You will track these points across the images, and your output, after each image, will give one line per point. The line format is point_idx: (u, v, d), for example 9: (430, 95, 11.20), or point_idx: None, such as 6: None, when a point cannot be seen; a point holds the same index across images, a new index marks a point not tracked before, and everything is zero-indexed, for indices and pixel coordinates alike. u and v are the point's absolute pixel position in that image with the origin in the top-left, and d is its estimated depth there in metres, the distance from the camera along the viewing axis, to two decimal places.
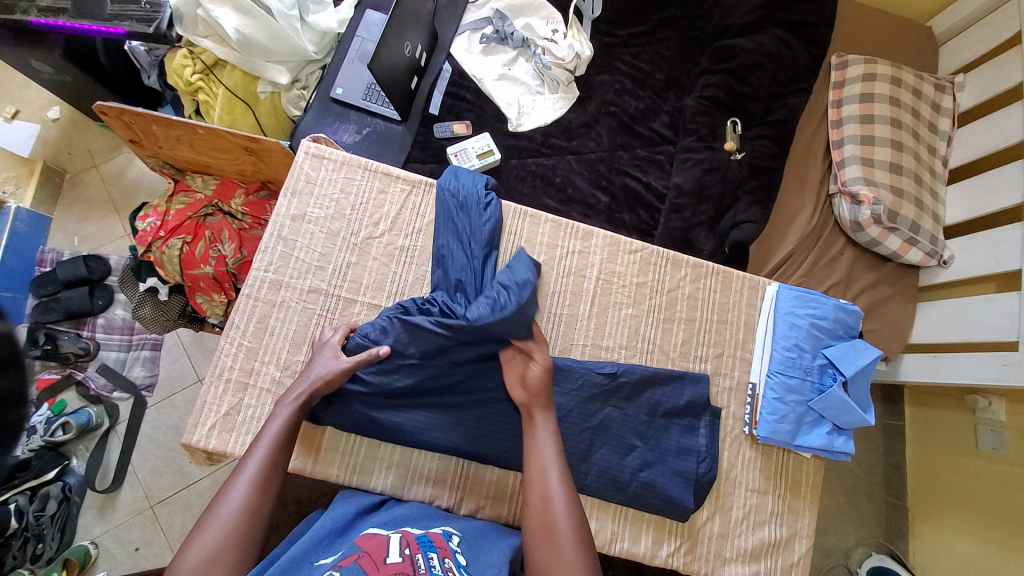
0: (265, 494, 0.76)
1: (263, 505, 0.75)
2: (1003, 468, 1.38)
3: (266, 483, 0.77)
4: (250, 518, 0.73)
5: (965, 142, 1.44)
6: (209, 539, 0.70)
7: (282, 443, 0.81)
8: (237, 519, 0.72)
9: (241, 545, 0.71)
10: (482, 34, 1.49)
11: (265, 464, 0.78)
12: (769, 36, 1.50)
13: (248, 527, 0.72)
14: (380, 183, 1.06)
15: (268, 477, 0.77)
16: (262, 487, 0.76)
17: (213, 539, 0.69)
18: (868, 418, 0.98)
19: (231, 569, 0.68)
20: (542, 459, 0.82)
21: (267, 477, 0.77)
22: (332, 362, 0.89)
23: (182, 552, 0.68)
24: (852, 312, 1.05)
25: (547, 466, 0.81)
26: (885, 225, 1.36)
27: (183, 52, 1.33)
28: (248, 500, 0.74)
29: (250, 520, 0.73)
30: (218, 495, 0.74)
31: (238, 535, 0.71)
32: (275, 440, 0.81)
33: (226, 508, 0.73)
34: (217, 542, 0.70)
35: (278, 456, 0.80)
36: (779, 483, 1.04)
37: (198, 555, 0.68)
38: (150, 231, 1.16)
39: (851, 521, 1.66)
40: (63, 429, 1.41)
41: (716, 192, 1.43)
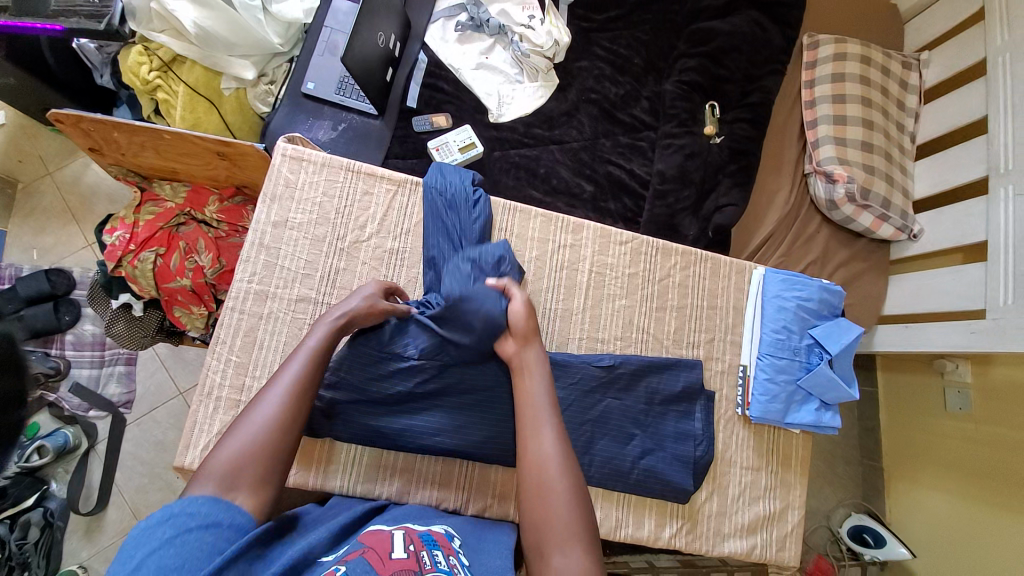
0: (300, 405, 0.74)
1: (297, 418, 0.73)
2: (969, 426, 1.46)
3: (300, 398, 0.75)
4: (284, 428, 0.72)
5: (931, 118, 1.48)
6: (242, 441, 0.68)
7: (320, 359, 0.80)
8: (272, 426, 0.71)
9: (270, 455, 0.69)
10: (456, 22, 1.45)
11: (302, 376, 0.76)
12: (744, 17, 1.51)
13: (277, 441, 0.70)
14: (364, 184, 1.03)
15: (303, 392, 0.75)
16: (298, 401, 0.74)
17: (245, 443, 0.68)
18: (853, 392, 1.03)
19: (255, 482, 0.66)
20: (536, 410, 0.78)
21: (304, 390, 0.75)
22: (368, 294, 0.89)
23: (214, 451, 0.67)
24: (835, 293, 1.10)
25: (541, 415, 0.78)
26: (859, 203, 1.40)
27: (138, 48, 1.24)
28: (283, 410, 0.73)
29: (285, 431, 0.71)
30: (254, 401, 0.73)
31: (271, 442, 0.70)
32: (312, 354, 0.79)
33: (261, 415, 0.71)
34: (251, 446, 0.68)
35: (315, 372, 0.78)
36: (771, 460, 1.08)
37: (231, 454, 0.67)
38: (119, 245, 1.09)
39: (832, 484, 1.75)
40: (39, 452, 1.35)
41: (698, 176, 1.44)
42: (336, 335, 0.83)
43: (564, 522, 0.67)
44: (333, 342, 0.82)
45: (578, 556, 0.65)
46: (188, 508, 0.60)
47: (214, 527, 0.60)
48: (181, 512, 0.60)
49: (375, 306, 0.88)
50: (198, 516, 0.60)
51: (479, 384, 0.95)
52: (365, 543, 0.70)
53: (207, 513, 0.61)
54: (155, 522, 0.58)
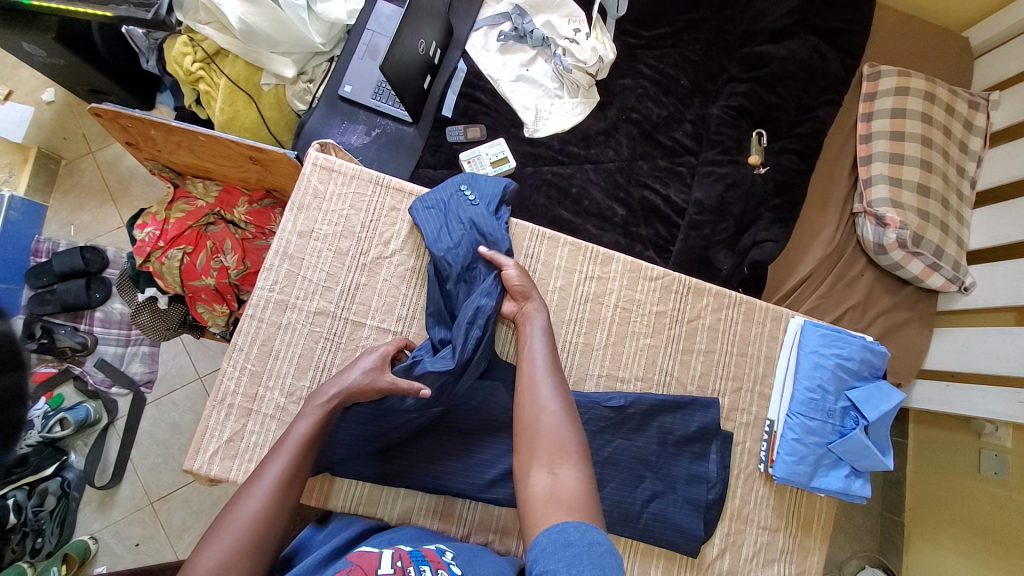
0: (283, 502, 0.74)
1: (280, 514, 0.74)
2: (1003, 493, 1.36)
3: (286, 490, 0.75)
4: (266, 528, 0.71)
5: (997, 164, 1.38)
6: (221, 544, 0.68)
7: (308, 449, 0.80)
8: (252, 526, 0.70)
9: (252, 552, 0.69)
10: (500, 31, 1.41)
11: (287, 471, 0.76)
12: (802, 43, 1.42)
13: (262, 535, 0.71)
14: (393, 199, 1.01)
15: (287, 486, 0.76)
16: (281, 498, 0.74)
17: (225, 546, 0.68)
18: (887, 462, 0.96)
19: None
20: (529, 344, 0.88)
21: (289, 485, 0.76)
22: (370, 372, 0.87)
23: (198, 551, 0.68)
24: (879, 353, 1.03)
25: (535, 349, 0.87)
26: (909, 249, 1.31)
27: (184, 38, 1.25)
28: (266, 508, 0.73)
29: (266, 530, 0.71)
30: (239, 496, 0.73)
31: (251, 543, 0.69)
32: (299, 445, 0.79)
33: (243, 513, 0.71)
34: (230, 548, 0.68)
35: (301, 463, 0.78)
36: (791, 521, 1.02)
37: (209, 561, 0.66)
38: (149, 241, 1.11)
39: (846, 534, 1.67)
40: (60, 424, 1.37)
41: (738, 209, 1.38)
42: (326, 421, 0.83)
43: (555, 440, 0.75)
44: (322, 428, 0.82)
45: (567, 470, 0.72)
46: None
47: None
48: None
49: (369, 389, 0.85)
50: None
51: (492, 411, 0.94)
52: (353, 559, 0.70)
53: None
54: None
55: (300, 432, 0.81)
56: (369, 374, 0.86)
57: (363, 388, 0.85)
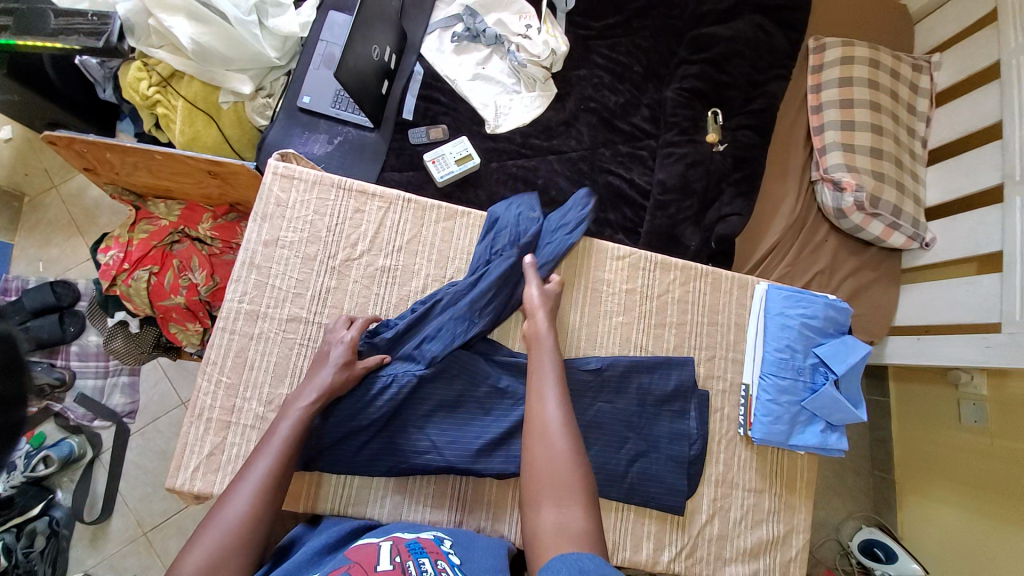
0: (273, 499, 0.75)
1: (268, 510, 0.74)
2: (983, 440, 1.40)
3: (273, 486, 0.76)
4: (255, 524, 0.72)
5: (944, 122, 1.43)
6: (210, 543, 0.69)
7: (295, 445, 0.81)
8: (241, 523, 0.71)
9: (242, 547, 0.70)
10: (453, 32, 1.44)
11: (274, 469, 0.77)
12: (746, 22, 1.48)
13: (252, 530, 0.72)
14: (356, 201, 1.02)
15: (275, 482, 0.76)
16: (268, 495, 0.75)
17: (214, 543, 0.68)
18: (861, 414, 0.99)
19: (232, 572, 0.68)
20: (540, 378, 0.87)
21: (277, 482, 0.76)
22: (347, 363, 0.89)
23: (184, 552, 0.67)
24: (842, 310, 1.06)
25: (545, 384, 0.86)
26: (868, 211, 1.35)
27: (137, 63, 1.24)
28: (255, 505, 0.73)
29: (254, 525, 0.72)
30: (225, 496, 0.74)
31: (240, 539, 0.70)
32: (286, 441, 0.80)
33: (230, 513, 0.72)
34: (219, 547, 0.69)
35: (289, 460, 0.79)
36: (775, 482, 1.04)
37: (198, 560, 0.67)
38: (113, 264, 1.10)
39: (840, 497, 1.70)
40: (44, 462, 1.34)
41: (700, 186, 1.41)
42: (308, 419, 0.84)
43: (563, 479, 0.75)
44: (304, 426, 0.83)
45: (575, 511, 0.73)
46: None
47: None
48: None
49: (346, 380, 0.88)
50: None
51: (473, 399, 0.96)
52: (352, 556, 0.69)
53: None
54: None
55: (284, 430, 0.81)
56: (346, 369, 0.89)
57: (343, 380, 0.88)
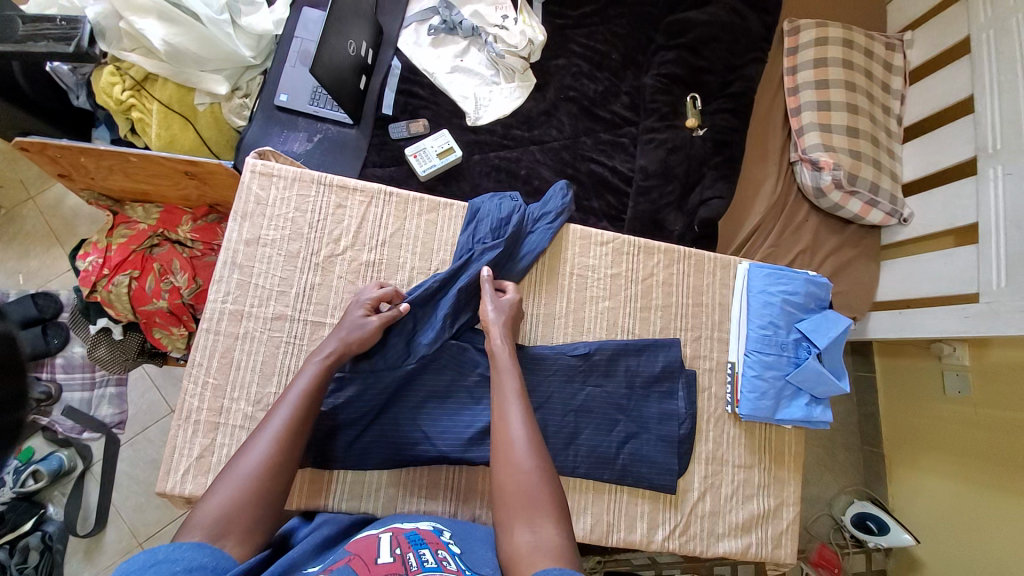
0: (292, 448, 0.74)
1: (285, 463, 0.72)
2: (968, 409, 1.43)
3: (291, 439, 0.74)
4: (273, 473, 0.70)
5: (918, 99, 1.46)
6: (227, 490, 0.66)
7: (313, 396, 0.80)
8: (261, 470, 0.70)
9: (258, 502, 0.67)
10: (429, 25, 1.43)
11: (293, 420, 0.76)
12: (721, 7, 1.50)
13: (269, 483, 0.69)
14: (337, 197, 1.02)
15: (294, 430, 0.75)
16: (285, 447, 0.73)
17: (231, 490, 0.66)
18: (843, 386, 1.01)
19: (246, 526, 0.65)
20: (503, 394, 0.84)
21: (297, 431, 0.76)
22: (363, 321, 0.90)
23: (201, 500, 0.65)
24: (822, 285, 1.08)
25: (507, 400, 0.83)
26: (846, 189, 1.37)
27: (109, 68, 1.21)
28: (273, 453, 0.72)
29: (272, 478, 0.70)
30: (243, 447, 0.72)
31: (260, 487, 0.68)
32: (305, 391, 0.80)
33: (248, 462, 0.70)
34: (239, 492, 0.67)
35: (308, 410, 0.79)
36: (764, 456, 1.06)
37: (217, 503, 0.65)
38: (92, 271, 1.09)
39: (832, 472, 1.73)
40: (34, 477, 1.32)
41: (681, 170, 1.43)
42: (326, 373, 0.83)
43: (532, 497, 0.72)
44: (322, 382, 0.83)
45: (548, 527, 0.69)
46: (172, 554, 0.55)
47: (198, 570, 0.56)
48: (164, 558, 0.54)
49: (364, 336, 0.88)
50: (184, 561, 0.55)
51: (464, 389, 0.97)
52: (352, 549, 0.68)
53: (189, 560, 0.56)
54: (141, 564, 0.52)
55: (302, 384, 0.81)
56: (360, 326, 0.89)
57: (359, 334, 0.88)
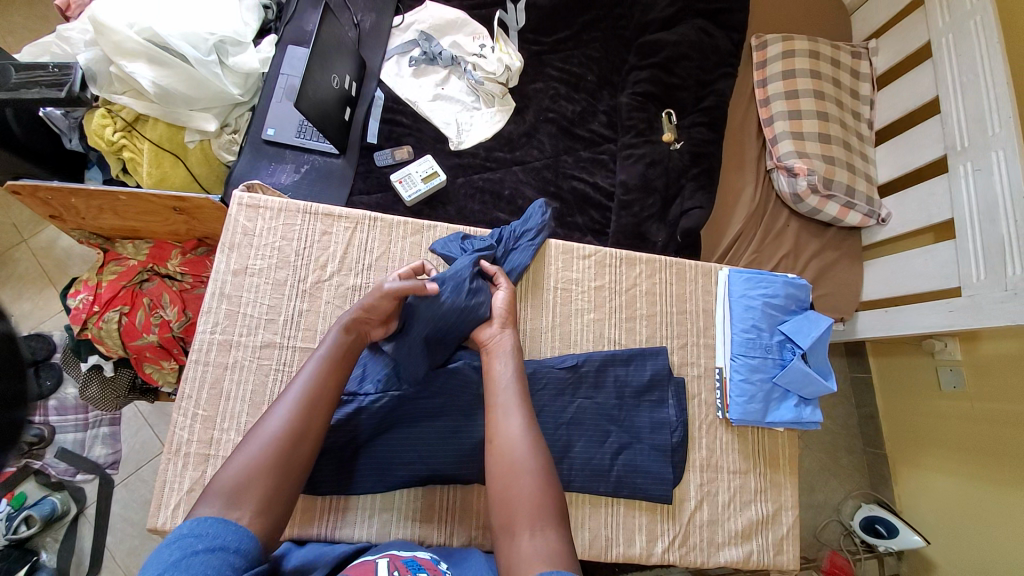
0: (310, 419, 0.77)
1: (307, 429, 0.76)
2: (965, 404, 1.43)
3: (312, 404, 0.78)
4: (290, 444, 0.73)
5: (886, 103, 1.51)
6: (247, 457, 0.71)
7: (332, 365, 0.83)
8: (278, 440, 0.73)
9: (276, 470, 0.71)
10: (410, 57, 1.49)
11: (314, 385, 0.79)
12: (689, 26, 1.56)
13: (289, 451, 0.73)
14: (322, 224, 1.04)
15: (316, 397, 0.79)
16: (308, 413, 0.77)
17: (251, 457, 0.70)
18: (831, 385, 1.02)
19: (266, 493, 0.69)
20: (505, 398, 0.85)
21: (315, 401, 0.78)
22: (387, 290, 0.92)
23: (222, 467, 0.69)
24: (801, 287, 1.11)
25: (509, 404, 0.84)
26: (823, 193, 1.40)
27: (101, 111, 1.25)
28: (292, 424, 0.75)
29: (293, 445, 0.74)
30: (265, 413, 0.76)
31: (278, 456, 0.72)
32: (324, 360, 0.83)
33: (268, 429, 0.74)
34: (257, 461, 0.70)
35: (328, 376, 0.81)
36: (759, 461, 1.06)
37: (234, 473, 0.68)
38: (83, 308, 1.10)
39: (836, 475, 1.71)
40: (26, 523, 1.29)
41: (661, 183, 1.46)
42: (346, 339, 0.86)
43: (533, 503, 0.73)
44: (343, 347, 0.85)
45: (548, 533, 0.71)
46: (195, 529, 0.62)
47: (220, 551, 0.60)
48: (188, 534, 0.61)
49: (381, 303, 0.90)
50: (206, 536, 0.61)
51: (453, 407, 0.97)
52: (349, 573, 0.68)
53: (215, 536, 0.62)
54: (166, 542, 0.59)
55: (322, 351, 0.84)
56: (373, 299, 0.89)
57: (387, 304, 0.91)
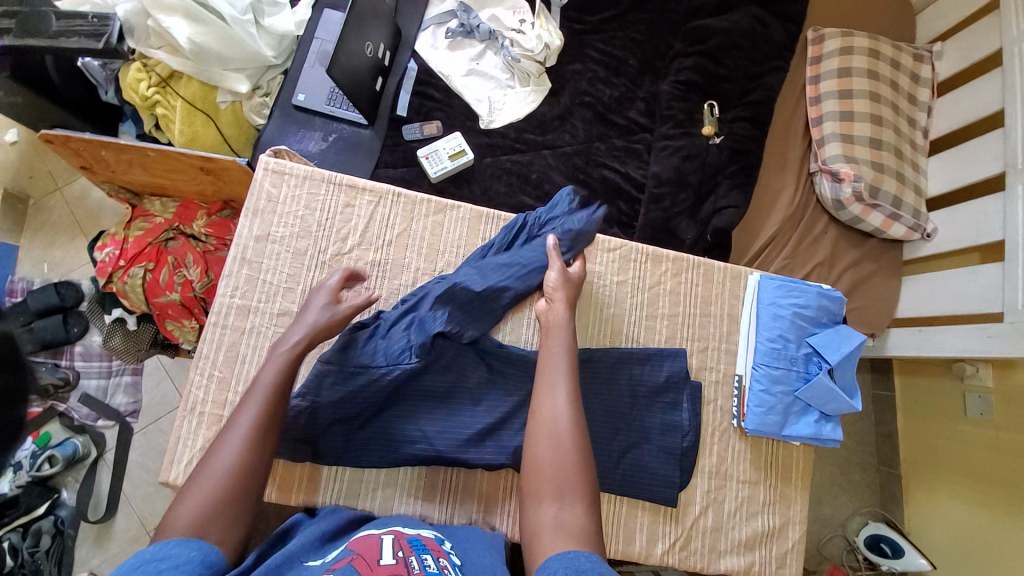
0: (265, 444, 0.73)
1: (264, 455, 0.72)
2: (990, 432, 1.38)
3: (265, 431, 0.74)
4: (244, 477, 0.69)
5: (945, 112, 1.41)
6: (203, 491, 0.66)
7: (281, 390, 0.79)
8: (232, 471, 0.69)
9: (236, 498, 0.67)
10: (447, 28, 1.44)
11: (265, 412, 0.75)
12: (743, 14, 1.48)
13: (245, 479, 0.69)
14: (346, 196, 1.03)
15: (267, 424, 0.74)
16: (261, 441, 0.73)
17: (207, 491, 0.66)
18: (856, 404, 0.98)
19: (227, 522, 0.65)
20: (553, 370, 0.82)
21: (268, 427, 0.74)
22: (332, 312, 0.89)
23: (174, 505, 0.65)
24: (835, 300, 1.06)
25: (557, 378, 0.81)
26: (867, 202, 1.33)
27: (136, 65, 1.25)
28: (245, 453, 0.71)
29: (248, 473, 0.70)
30: (212, 449, 0.71)
31: (235, 487, 0.68)
32: (272, 386, 0.78)
33: (221, 461, 0.69)
34: (212, 494, 0.66)
35: (279, 402, 0.77)
36: (770, 473, 1.04)
37: (189, 511, 0.64)
38: (109, 262, 1.14)
39: (846, 492, 1.67)
40: (49, 462, 1.34)
41: (695, 178, 1.41)
42: (295, 362, 0.82)
43: (565, 478, 0.72)
44: (290, 370, 0.81)
45: (575, 508, 0.70)
46: (160, 551, 0.58)
47: (187, 567, 0.57)
48: (153, 557, 0.57)
49: (333, 324, 0.88)
50: (170, 558, 0.57)
51: (462, 390, 0.96)
52: (353, 548, 0.68)
53: (177, 556, 0.58)
54: (130, 567, 0.55)
55: (268, 378, 0.79)
56: (331, 324, 0.88)
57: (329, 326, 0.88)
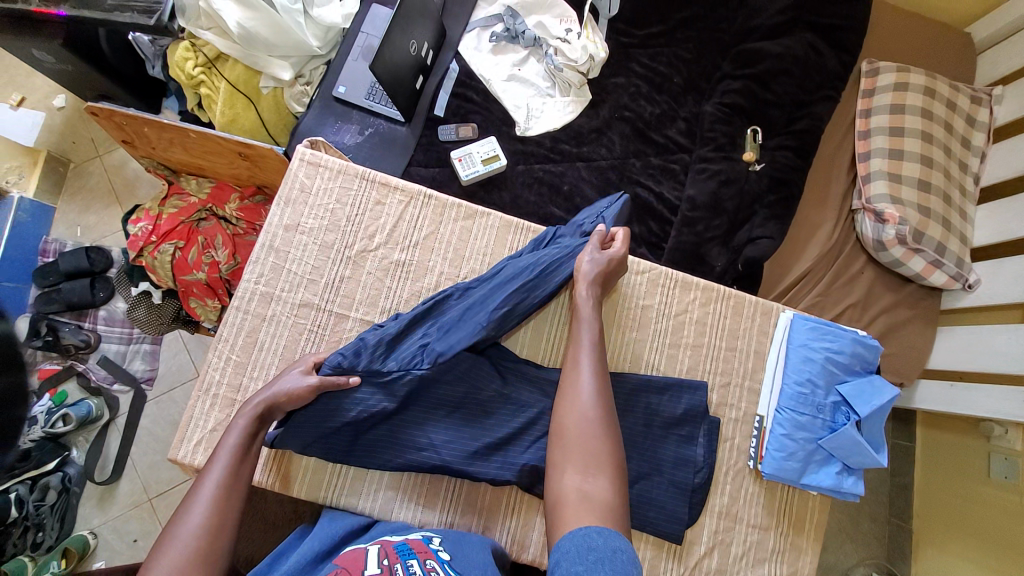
0: (229, 509, 0.74)
1: (230, 518, 0.74)
2: (1013, 498, 1.30)
3: (227, 496, 0.75)
4: (215, 537, 0.71)
5: (1000, 159, 1.34)
6: (169, 559, 0.68)
7: (242, 455, 0.80)
8: (197, 538, 0.70)
9: (205, 561, 0.69)
10: (492, 32, 1.43)
11: (227, 478, 0.77)
12: (797, 39, 1.42)
13: (211, 543, 0.71)
14: (377, 193, 1.03)
15: (229, 490, 0.76)
16: (224, 507, 0.74)
17: (175, 558, 0.68)
18: (881, 460, 0.94)
19: None
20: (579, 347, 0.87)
21: (230, 494, 0.76)
22: (298, 378, 0.87)
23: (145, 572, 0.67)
24: (870, 347, 1.01)
25: (583, 356, 0.86)
26: (910, 246, 1.27)
27: (185, 44, 1.26)
28: (210, 518, 0.72)
29: (214, 539, 0.71)
30: (176, 517, 0.72)
31: (201, 552, 0.69)
32: (234, 453, 0.79)
33: (186, 528, 0.71)
34: (180, 560, 0.68)
35: (239, 470, 0.78)
36: (782, 520, 1.00)
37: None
38: (141, 235, 1.16)
39: (852, 540, 1.60)
40: (63, 420, 1.37)
41: (731, 205, 1.36)
42: (256, 427, 0.83)
43: (592, 447, 0.76)
44: (252, 436, 0.82)
45: (600, 479, 0.73)
46: None
47: None
48: None
49: (296, 394, 0.85)
50: None
51: (472, 402, 0.94)
52: (339, 562, 0.68)
53: None
54: None
55: (233, 441, 0.80)
56: (293, 391, 0.86)
57: (292, 395, 0.85)
